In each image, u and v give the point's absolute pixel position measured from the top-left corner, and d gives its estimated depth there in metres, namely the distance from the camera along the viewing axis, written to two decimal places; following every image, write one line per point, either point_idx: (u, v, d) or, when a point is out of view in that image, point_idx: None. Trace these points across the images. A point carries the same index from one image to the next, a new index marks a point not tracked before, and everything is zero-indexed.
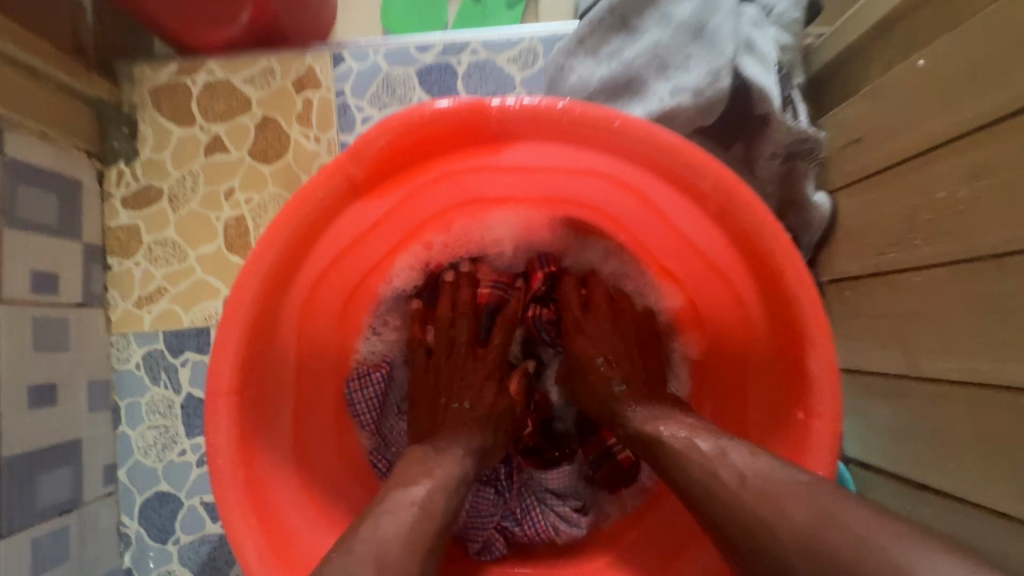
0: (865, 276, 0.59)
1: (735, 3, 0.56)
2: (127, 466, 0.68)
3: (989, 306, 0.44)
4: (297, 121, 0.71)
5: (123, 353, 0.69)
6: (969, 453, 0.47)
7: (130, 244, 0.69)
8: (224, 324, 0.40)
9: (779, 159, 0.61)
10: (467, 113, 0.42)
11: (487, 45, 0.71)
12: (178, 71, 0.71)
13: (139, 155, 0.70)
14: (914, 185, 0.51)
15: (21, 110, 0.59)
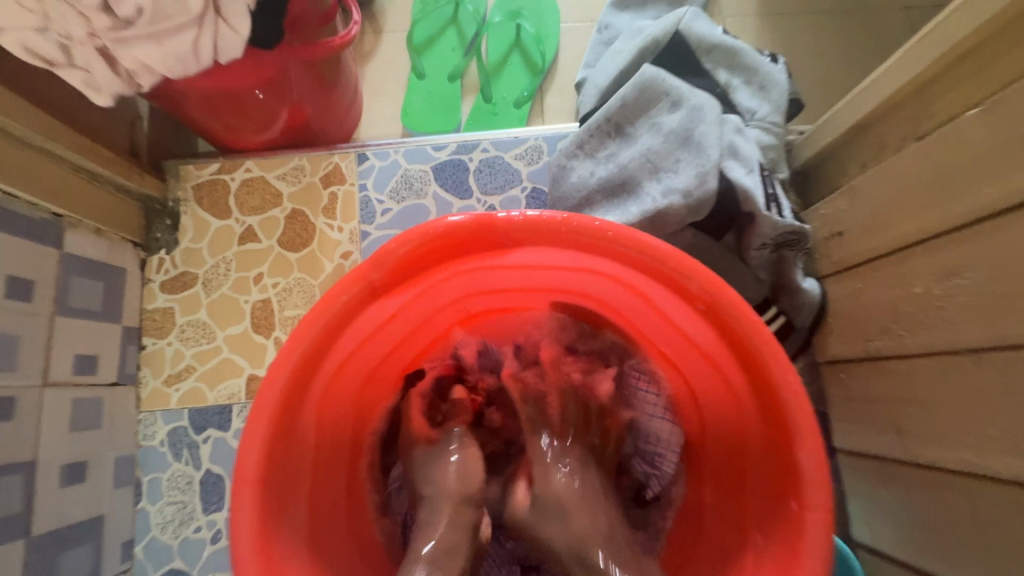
0: (857, 360, 0.61)
1: (718, 114, 0.63)
2: (144, 542, 0.70)
3: (970, 399, 0.47)
4: (323, 213, 0.78)
5: (149, 430, 0.72)
6: (967, 543, 0.48)
7: (164, 325, 0.75)
8: (253, 417, 0.44)
9: (769, 248, 0.65)
10: (476, 225, 0.47)
11: (496, 144, 0.79)
12: (219, 169, 0.79)
13: (179, 245, 0.77)
14: (891, 279, 0.55)
15: (81, 211, 0.66)
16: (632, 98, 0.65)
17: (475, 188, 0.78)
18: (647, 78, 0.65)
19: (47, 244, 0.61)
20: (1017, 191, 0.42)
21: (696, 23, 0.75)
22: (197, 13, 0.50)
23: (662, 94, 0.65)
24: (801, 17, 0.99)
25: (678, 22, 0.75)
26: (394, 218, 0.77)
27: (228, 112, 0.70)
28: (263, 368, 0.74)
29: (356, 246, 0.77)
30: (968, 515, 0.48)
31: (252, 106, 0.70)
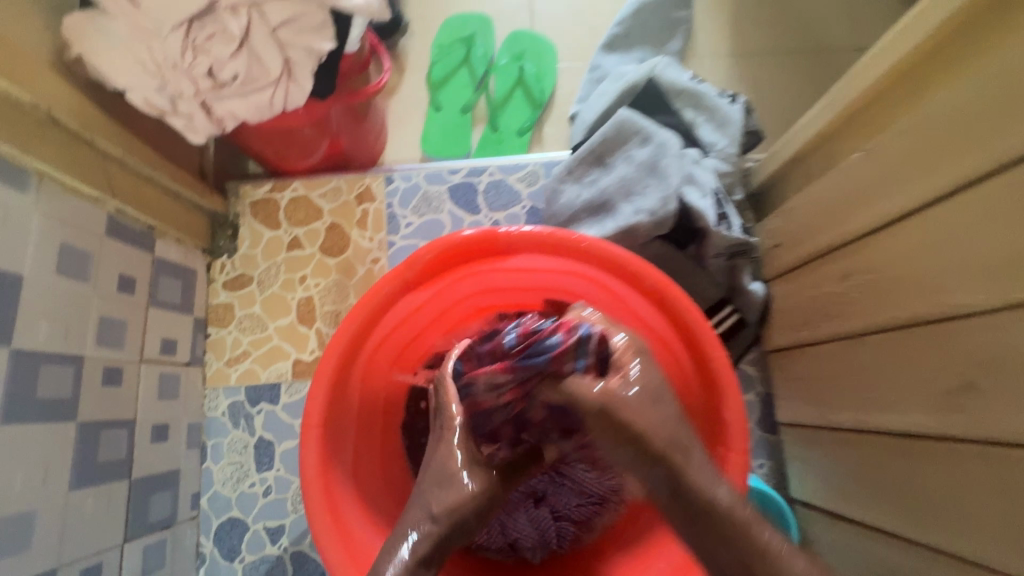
0: (793, 348, 0.75)
1: (679, 149, 0.78)
2: (208, 495, 0.85)
3: (860, 372, 0.61)
4: (357, 226, 0.93)
5: (214, 403, 0.88)
6: (862, 484, 0.62)
7: (226, 317, 0.90)
8: (318, 377, 0.59)
9: (723, 257, 0.79)
10: (486, 238, 0.62)
11: (502, 169, 0.95)
12: (271, 189, 0.95)
13: (238, 251, 0.93)
14: (811, 281, 0.70)
15: (167, 223, 0.82)
16: (610, 135, 0.81)
17: (484, 206, 0.94)
18: (623, 120, 0.81)
19: (144, 249, 0.77)
20: (884, 214, 0.57)
21: (667, 72, 0.90)
22: (274, 73, 0.66)
23: (634, 133, 0.80)
24: (766, 58, 1.15)
25: (653, 70, 0.91)
26: (416, 230, 0.93)
27: (280, 143, 0.86)
28: (306, 353, 0.89)
29: (384, 254, 0.93)
30: (861, 462, 0.62)
31: (300, 139, 0.86)
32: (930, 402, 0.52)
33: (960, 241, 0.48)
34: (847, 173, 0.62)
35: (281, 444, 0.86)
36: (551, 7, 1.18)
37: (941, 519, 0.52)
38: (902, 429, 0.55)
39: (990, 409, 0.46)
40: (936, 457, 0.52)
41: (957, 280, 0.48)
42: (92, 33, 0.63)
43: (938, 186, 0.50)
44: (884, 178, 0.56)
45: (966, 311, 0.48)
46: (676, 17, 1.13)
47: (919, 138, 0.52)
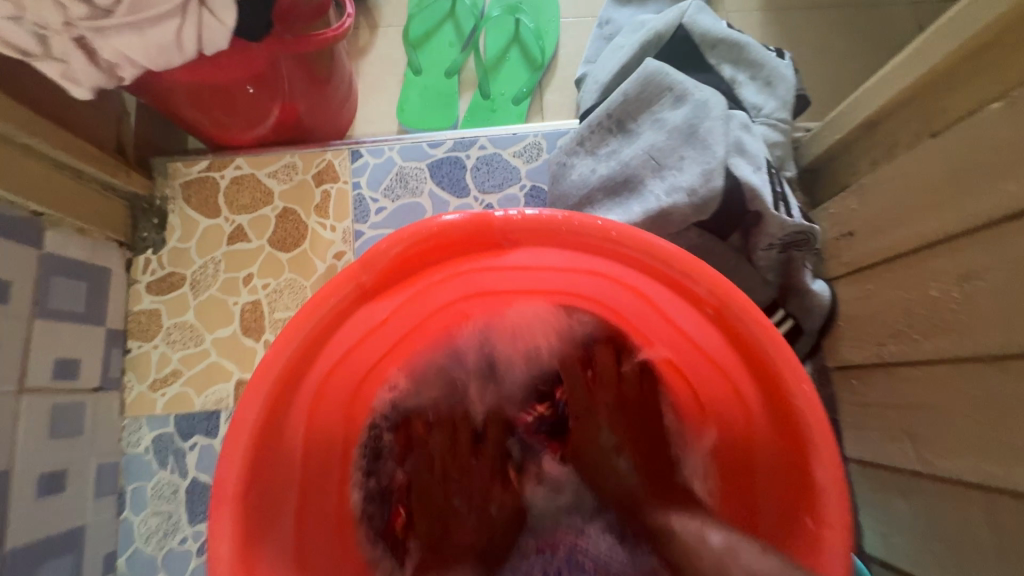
0: (872, 366, 0.59)
1: (724, 110, 0.61)
2: (127, 554, 0.67)
3: (995, 408, 0.44)
4: (315, 212, 0.75)
5: (134, 436, 0.70)
6: (989, 559, 0.46)
7: (151, 328, 0.72)
8: (234, 429, 0.41)
9: (777, 249, 0.62)
10: (472, 225, 0.45)
11: (494, 141, 0.77)
12: (208, 167, 0.77)
13: (166, 245, 0.74)
14: (906, 280, 0.53)
15: (67, 209, 0.63)
16: (634, 93, 0.63)
17: (473, 186, 0.76)
18: (649, 73, 0.63)
19: (25, 241, 0.59)
20: None
21: (700, 18, 0.72)
22: None
23: (665, 89, 0.62)
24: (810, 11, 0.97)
25: (683, 16, 0.73)
26: (389, 217, 0.75)
27: (214, 107, 0.67)
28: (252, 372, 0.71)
29: (350, 246, 0.74)
30: (988, 529, 0.45)
31: (240, 103, 0.67)
32: None
33: None
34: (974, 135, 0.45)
35: None
36: None
37: None
38: None
39: None
40: None
41: None
42: None
43: None
44: None
45: None
46: None
47: None
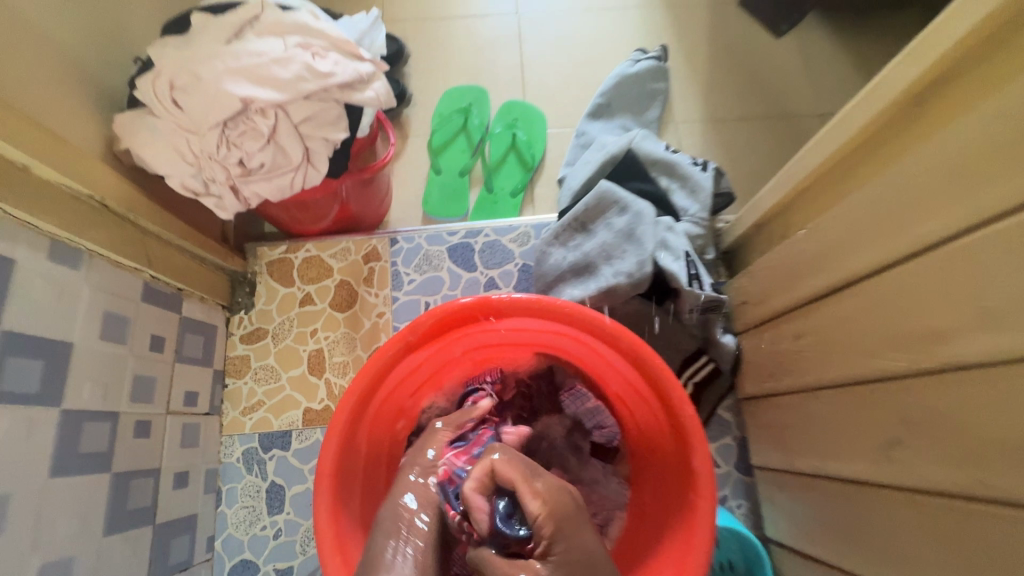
0: (761, 397, 0.83)
1: (654, 217, 0.88)
2: (223, 537, 0.91)
3: (815, 423, 0.68)
4: (364, 283, 1.02)
5: (229, 449, 0.94)
6: (820, 526, 0.68)
7: (242, 368, 0.98)
8: (330, 432, 0.66)
9: (697, 313, 0.86)
10: (480, 304, 0.71)
11: (496, 230, 1.04)
12: (285, 250, 1.04)
13: (255, 307, 1.01)
14: (772, 337, 0.78)
15: (196, 284, 0.90)
16: (593, 204, 0.90)
17: (480, 264, 1.03)
18: (603, 191, 0.90)
19: (172, 310, 0.85)
20: (825, 283, 0.65)
21: (644, 144, 1.01)
22: (295, 163, 0.76)
23: (614, 202, 0.90)
24: (738, 123, 1.26)
25: (631, 143, 1.01)
26: (418, 286, 1.02)
27: (297, 210, 0.95)
28: (315, 402, 0.96)
29: (389, 308, 1.01)
30: (819, 506, 0.68)
31: (312, 206, 0.95)
32: (868, 454, 0.58)
33: (877, 313, 0.56)
34: (795, 246, 0.71)
35: (291, 488, 0.92)
36: (541, 80, 1.31)
37: (877, 559, 0.58)
38: (848, 476, 0.62)
39: (910, 461, 0.52)
40: (873, 502, 0.58)
41: (875, 346, 0.56)
42: (141, 130, 0.73)
43: (861, 266, 0.58)
44: (823, 254, 0.65)
45: (884, 373, 0.55)
46: (654, 89, 1.25)
47: (844, 223, 0.61)
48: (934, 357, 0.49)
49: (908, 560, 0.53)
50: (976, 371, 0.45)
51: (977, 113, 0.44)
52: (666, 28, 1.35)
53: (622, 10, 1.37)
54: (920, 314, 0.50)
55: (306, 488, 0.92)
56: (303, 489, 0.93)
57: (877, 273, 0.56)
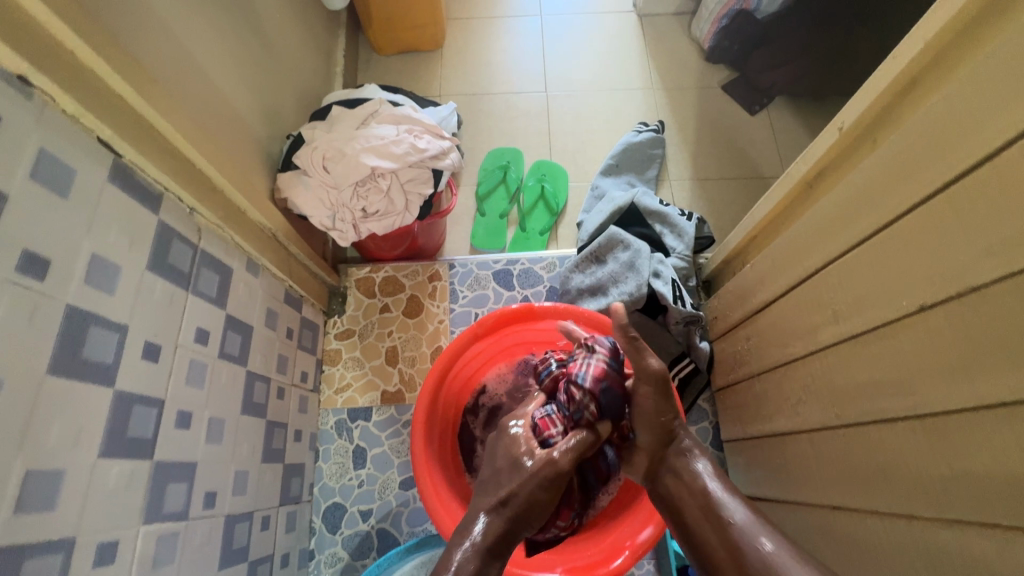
0: (727, 387, 1.12)
1: (649, 253, 1.19)
2: (320, 485, 1.19)
3: (757, 398, 0.97)
4: (429, 297, 1.35)
5: (325, 419, 1.24)
6: (761, 470, 0.97)
7: (335, 359, 1.29)
8: (422, 392, 0.97)
9: (681, 323, 1.17)
10: (524, 309, 1.04)
11: (530, 260, 1.37)
12: (370, 270, 1.37)
13: (346, 312, 1.33)
14: (733, 341, 1.08)
15: (311, 293, 1.23)
16: (604, 243, 1.23)
17: (517, 285, 1.35)
18: (612, 233, 1.23)
19: (296, 310, 1.17)
20: (759, 301, 0.96)
21: (643, 199, 1.33)
22: (400, 209, 1.09)
23: (619, 241, 1.22)
24: (719, 182, 1.60)
25: (633, 197, 1.34)
26: (469, 301, 1.34)
27: (383, 242, 1.28)
28: (390, 386, 1.28)
29: (447, 317, 1.33)
30: (760, 457, 0.97)
31: (395, 239, 1.27)
32: (784, 412, 0.88)
33: (785, 318, 0.86)
34: (745, 276, 1.02)
35: (372, 450, 1.22)
36: (563, 144, 1.66)
37: (790, 483, 0.87)
38: (775, 432, 0.91)
39: (805, 411, 0.82)
40: (787, 442, 0.87)
41: (785, 339, 0.86)
42: (297, 185, 1.06)
43: (777, 288, 0.89)
44: (760, 280, 0.96)
45: (790, 356, 0.86)
46: (654, 153, 1.59)
47: (770, 260, 0.93)
48: (811, 343, 0.79)
49: (805, 476, 0.82)
50: (827, 348, 0.75)
51: (828, 198, 0.76)
52: (662, 106, 1.71)
53: (627, 91, 1.74)
54: (803, 316, 0.81)
55: (383, 450, 1.22)
56: (381, 450, 1.22)
57: (785, 293, 0.87)
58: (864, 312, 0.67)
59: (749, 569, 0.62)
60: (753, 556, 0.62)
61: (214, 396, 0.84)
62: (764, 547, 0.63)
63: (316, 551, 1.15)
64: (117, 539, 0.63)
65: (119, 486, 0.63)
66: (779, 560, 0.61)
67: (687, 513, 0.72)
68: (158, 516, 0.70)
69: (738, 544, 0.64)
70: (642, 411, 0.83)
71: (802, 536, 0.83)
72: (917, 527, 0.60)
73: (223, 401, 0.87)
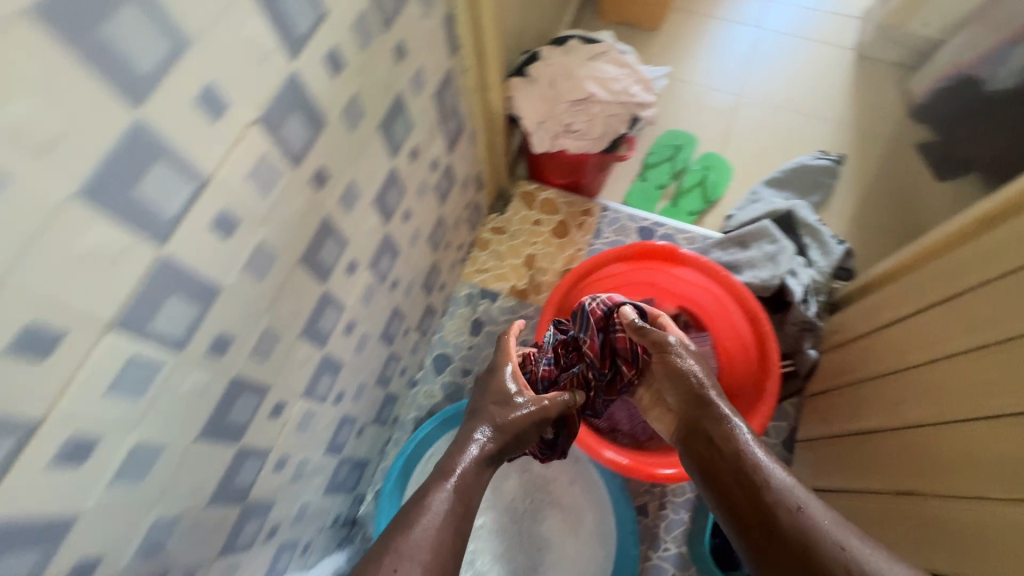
0: (822, 393, 1.19)
1: (792, 254, 1.28)
2: (439, 335, 1.43)
3: (851, 401, 1.05)
4: (577, 227, 1.53)
5: (460, 288, 1.47)
6: (829, 465, 1.05)
7: (484, 246, 1.52)
8: (565, 278, 1.16)
9: (797, 327, 1.24)
10: (672, 250, 1.19)
11: (674, 228, 1.50)
12: (536, 188, 1.58)
13: (505, 213, 1.55)
14: (843, 352, 1.16)
15: (489, 184, 1.45)
16: (753, 232, 1.33)
17: None
18: (763, 226, 1.32)
19: (477, 191, 1.40)
20: (888, 317, 1.03)
21: (803, 211, 1.40)
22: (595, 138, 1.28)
23: (767, 235, 1.31)
24: (878, 229, 1.61)
25: (793, 207, 1.41)
26: (609, 242, 1.51)
27: (559, 168, 1.47)
28: (520, 284, 1.48)
29: (586, 248, 1.51)
30: (832, 452, 1.06)
31: (570, 167, 1.46)
32: (877, 413, 0.96)
33: (912, 331, 0.94)
34: (880, 296, 1.09)
35: (488, 326, 1.44)
36: (737, 146, 1.75)
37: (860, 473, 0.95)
38: (859, 430, 0.99)
39: (902, 411, 0.90)
40: (870, 439, 0.95)
41: (906, 350, 0.94)
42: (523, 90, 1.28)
43: (913, 306, 0.97)
44: (896, 300, 1.03)
45: (903, 364, 0.93)
46: (823, 181, 1.63)
47: (915, 283, 1.00)
48: (933, 352, 0.86)
49: (881, 467, 0.91)
50: (949, 355, 0.83)
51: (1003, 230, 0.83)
52: (848, 144, 1.74)
53: (818, 120, 1.78)
54: (933, 329, 0.88)
55: (497, 330, 1.43)
56: (494, 330, 1.43)
57: (919, 311, 0.95)
58: (1001, 325, 0.75)
59: (782, 528, 0.74)
60: (787, 521, 0.74)
61: (421, 214, 1.08)
62: (796, 510, 0.75)
63: (419, 382, 1.39)
64: (357, 263, 0.87)
65: (371, 230, 0.88)
66: (814, 525, 0.73)
67: (721, 470, 0.84)
68: (374, 270, 0.95)
69: (775, 505, 0.76)
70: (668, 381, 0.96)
71: (857, 518, 0.93)
72: (986, 504, 0.69)
73: (423, 222, 1.11)
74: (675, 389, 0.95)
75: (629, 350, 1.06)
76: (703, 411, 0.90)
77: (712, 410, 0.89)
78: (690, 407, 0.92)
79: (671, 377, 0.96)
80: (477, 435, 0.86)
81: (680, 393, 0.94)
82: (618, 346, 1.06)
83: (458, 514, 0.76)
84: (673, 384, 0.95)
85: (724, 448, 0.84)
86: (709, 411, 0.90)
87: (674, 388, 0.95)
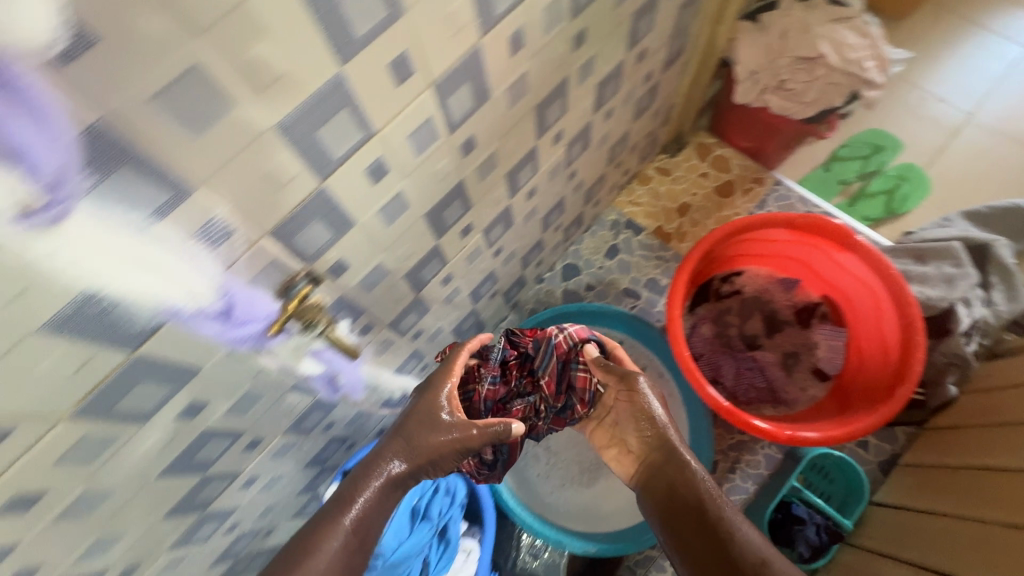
0: (948, 428, 1.15)
1: (973, 284, 1.18)
2: (575, 247, 1.51)
3: (983, 438, 1.02)
4: (744, 192, 1.53)
5: (609, 211, 1.53)
6: (933, 491, 1.05)
7: (644, 180, 1.55)
8: (727, 225, 1.15)
9: (945, 360, 1.17)
10: (846, 232, 1.12)
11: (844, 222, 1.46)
12: (715, 142, 1.58)
13: (674, 156, 1.57)
14: (990, 393, 1.10)
15: (674, 122, 1.47)
16: (935, 249, 1.23)
17: None
18: (949, 247, 1.22)
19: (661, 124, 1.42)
20: None
21: (1003, 248, 1.24)
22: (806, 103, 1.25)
23: (951, 257, 1.21)
24: None
25: (994, 241, 1.25)
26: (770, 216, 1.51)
27: (748, 127, 1.45)
28: (667, 226, 1.51)
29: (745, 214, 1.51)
30: (942, 480, 1.05)
31: (761, 130, 1.42)
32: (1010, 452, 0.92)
33: None
34: None
35: (624, 254, 1.50)
36: (946, 164, 1.60)
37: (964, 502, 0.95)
38: (981, 465, 0.97)
39: None
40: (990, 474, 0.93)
41: None
42: None
43: None
44: None
45: None
46: None
47: None
48: None
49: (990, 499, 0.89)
50: None
51: None
52: None
53: None
54: None
55: (631, 260, 1.49)
56: (628, 259, 1.49)
57: None
58: None
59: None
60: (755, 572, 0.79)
61: (617, 119, 1.14)
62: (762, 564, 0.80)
63: (545, 281, 1.49)
64: (561, 135, 0.96)
65: (583, 110, 0.95)
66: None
67: (680, 511, 0.86)
68: (567, 150, 1.03)
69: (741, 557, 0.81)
70: (625, 415, 0.93)
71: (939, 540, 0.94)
72: None
73: (615, 129, 1.16)
74: (634, 427, 0.93)
75: (585, 387, 0.95)
76: (662, 455, 0.89)
77: (675, 458, 0.88)
78: (650, 446, 0.90)
79: (630, 418, 0.92)
80: (395, 454, 0.81)
81: (640, 436, 0.92)
82: (576, 381, 0.96)
83: (353, 548, 0.78)
84: (630, 416, 0.92)
85: (687, 495, 0.86)
86: (669, 456, 0.88)
87: (631, 428, 0.93)
